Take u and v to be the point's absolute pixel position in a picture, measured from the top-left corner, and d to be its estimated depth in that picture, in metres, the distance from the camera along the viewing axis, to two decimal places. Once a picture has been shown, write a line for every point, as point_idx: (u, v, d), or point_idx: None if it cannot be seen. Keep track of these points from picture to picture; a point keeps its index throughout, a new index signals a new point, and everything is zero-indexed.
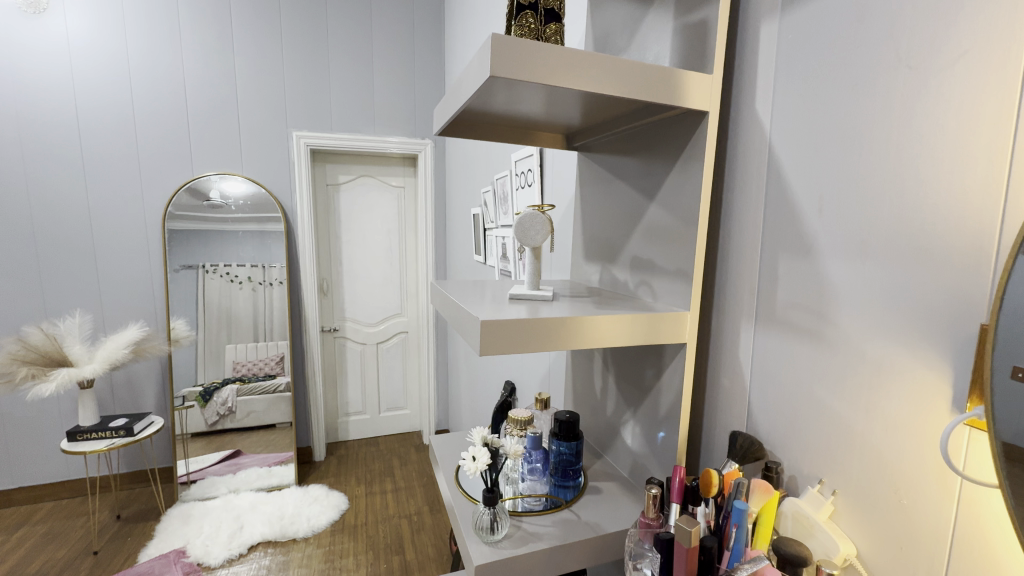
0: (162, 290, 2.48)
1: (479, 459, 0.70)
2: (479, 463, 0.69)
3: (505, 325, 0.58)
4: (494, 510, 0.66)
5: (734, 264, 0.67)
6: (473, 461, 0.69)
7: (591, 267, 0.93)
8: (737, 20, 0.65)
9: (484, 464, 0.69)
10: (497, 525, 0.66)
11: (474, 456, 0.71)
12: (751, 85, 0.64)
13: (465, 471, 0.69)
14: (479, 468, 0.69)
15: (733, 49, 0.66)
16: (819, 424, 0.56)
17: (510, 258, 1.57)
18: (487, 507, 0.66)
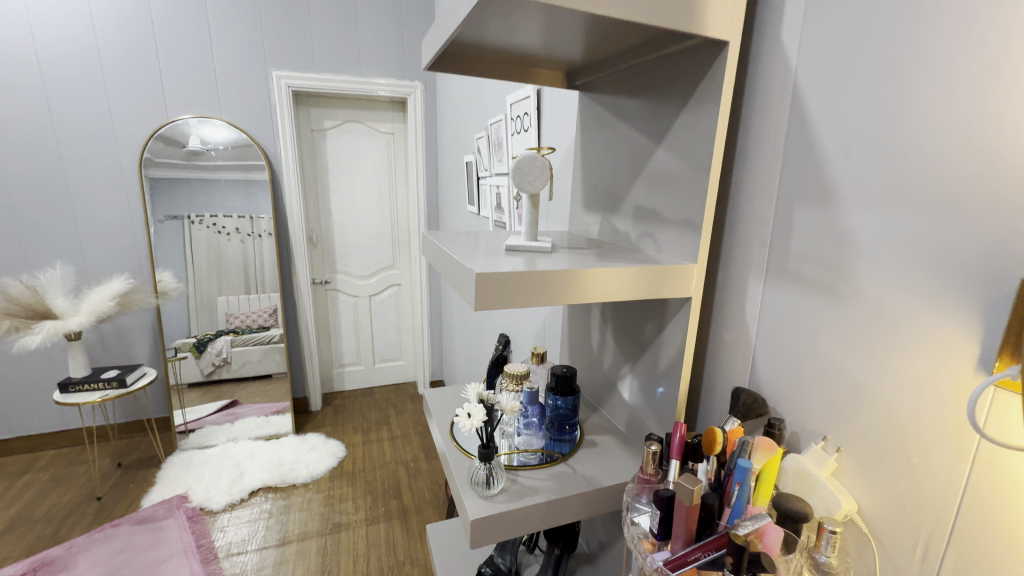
0: (145, 241, 2.40)
1: (475, 416, 0.68)
2: (476, 420, 0.67)
3: (500, 278, 0.55)
4: (490, 466, 0.66)
5: (745, 213, 0.62)
6: (469, 418, 0.67)
7: (591, 217, 0.88)
8: None
9: (480, 421, 0.67)
10: (493, 480, 0.66)
11: (470, 413, 0.69)
12: (776, 12, 0.57)
13: (460, 428, 0.67)
14: (476, 425, 0.67)
15: None
16: (828, 382, 0.54)
17: (505, 208, 1.51)
18: (482, 463, 0.66)
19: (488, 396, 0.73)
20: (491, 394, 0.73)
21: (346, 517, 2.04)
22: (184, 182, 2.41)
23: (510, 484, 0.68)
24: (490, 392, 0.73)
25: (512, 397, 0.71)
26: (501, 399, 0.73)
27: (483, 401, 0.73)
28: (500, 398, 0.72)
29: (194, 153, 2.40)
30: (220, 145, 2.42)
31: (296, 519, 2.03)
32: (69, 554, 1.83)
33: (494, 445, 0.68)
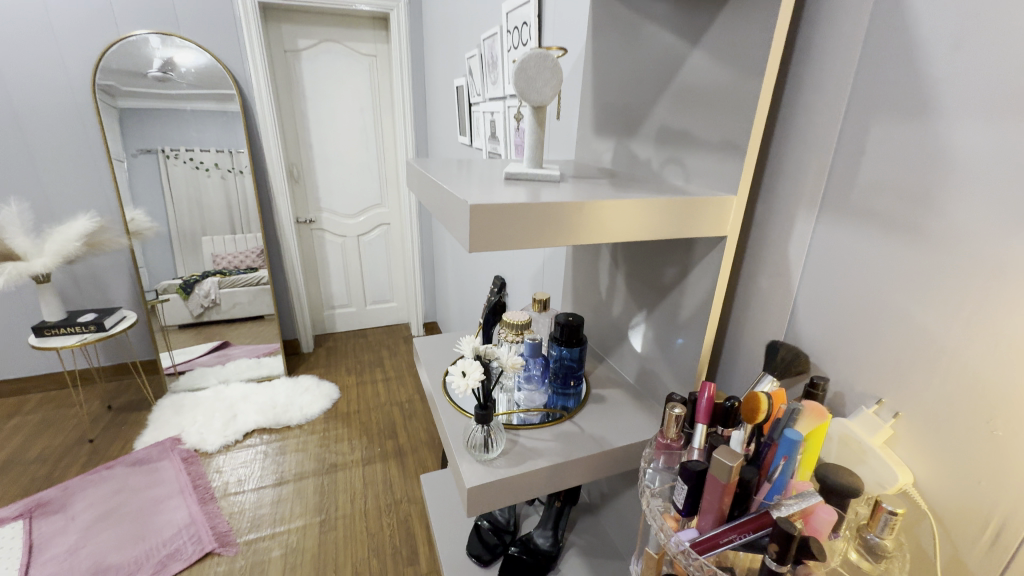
0: (109, 175, 2.22)
1: (471, 374, 0.60)
2: (473, 379, 0.59)
3: (499, 210, 0.44)
4: (488, 427, 0.59)
5: (799, 132, 0.51)
6: (465, 377, 0.59)
7: (603, 143, 0.76)
8: None
9: (478, 380, 0.59)
10: (492, 444, 0.59)
11: (465, 371, 0.60)
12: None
13: (455, 390, 0.58)
14: (472, 385, 0.59)
15: None
16: (892, 338, 0.45)
17: (501, 138, 1.36)
18: (479, 424, 0.59)
19: (484, 351, 0.65)
20: (488, 349, 0.65)
21: (342, 458, 2.04)
22: (150, 112, 2.22)
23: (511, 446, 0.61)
24: (487, 347, 0.65)
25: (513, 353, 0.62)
26: (500, 354, 0.64)
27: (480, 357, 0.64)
28: (500, 354, 0.64)
29: (160, 79, 2.19)
30: (187, 71, 2.20)
31: (292, 459, 2.03)
32: (65, 495, 1.83)
33: (492, 405, 0.60)
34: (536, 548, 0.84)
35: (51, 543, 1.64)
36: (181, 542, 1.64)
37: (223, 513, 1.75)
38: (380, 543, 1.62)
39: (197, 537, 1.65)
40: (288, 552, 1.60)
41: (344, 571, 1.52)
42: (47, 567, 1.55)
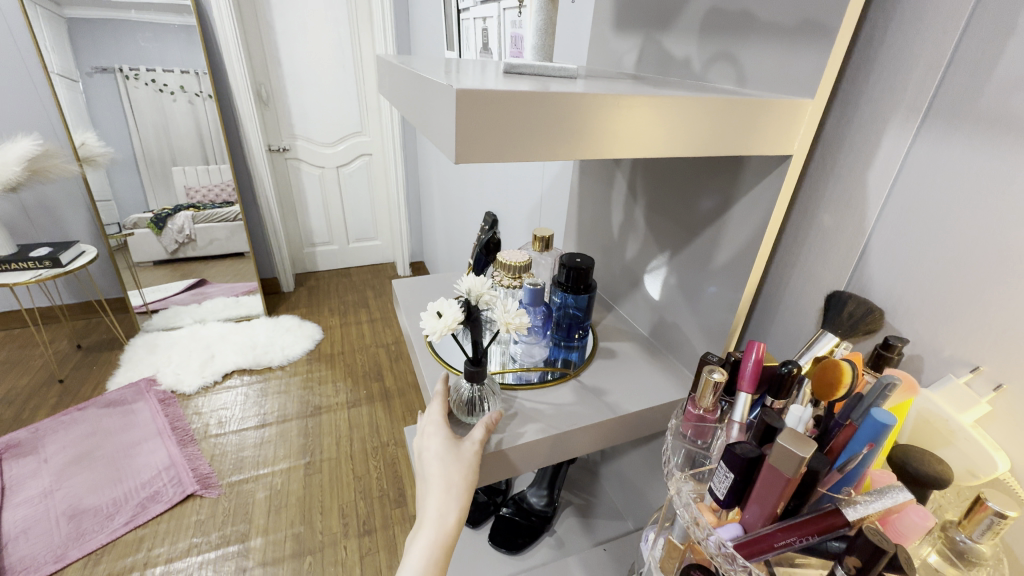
0: (48, 91, 1.96)
1: (447, 317, 0.48)
2: (449, 323, 0.47)
3: (497, 100, 0.31)
4: (479, 387, 0.49)
5: (910, 9, 0.37)
6: (441, 320, 0.47)
7: (627, 41, 0.61)
8: None
9: (456, 324, 0.47)
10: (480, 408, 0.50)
11: (441, 312, 0.49)
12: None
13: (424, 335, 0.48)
14: (448, 332, 0.48)
15: None
16: (1010, 289, 0.34)
17: (495, 49, 1.18)
18: (469, 383, 0.49)
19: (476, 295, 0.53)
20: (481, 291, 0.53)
21: (326, 400, 1.98)
22: (94, 22, 1.94)
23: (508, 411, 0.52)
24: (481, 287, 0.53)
25: (514, 311, 0.50)
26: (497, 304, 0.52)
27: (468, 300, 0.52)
28: (495, 308, 0.52)
29: None
30: None
31: (275, 401, 1.97)
32: (36, 437, 1.75)
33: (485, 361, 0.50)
34: (530, 508, 0.79)
35: (23, 486, 1.58)
36: (161, 484, 1.60)
37: (204, 455, 1.70)
38: (367, 485, 1.60)
39: (178, 479, 1.61)
40: (273, 494, 1.56)
41: (331, 513, 1.50)
42: (20, 511, 1.50)
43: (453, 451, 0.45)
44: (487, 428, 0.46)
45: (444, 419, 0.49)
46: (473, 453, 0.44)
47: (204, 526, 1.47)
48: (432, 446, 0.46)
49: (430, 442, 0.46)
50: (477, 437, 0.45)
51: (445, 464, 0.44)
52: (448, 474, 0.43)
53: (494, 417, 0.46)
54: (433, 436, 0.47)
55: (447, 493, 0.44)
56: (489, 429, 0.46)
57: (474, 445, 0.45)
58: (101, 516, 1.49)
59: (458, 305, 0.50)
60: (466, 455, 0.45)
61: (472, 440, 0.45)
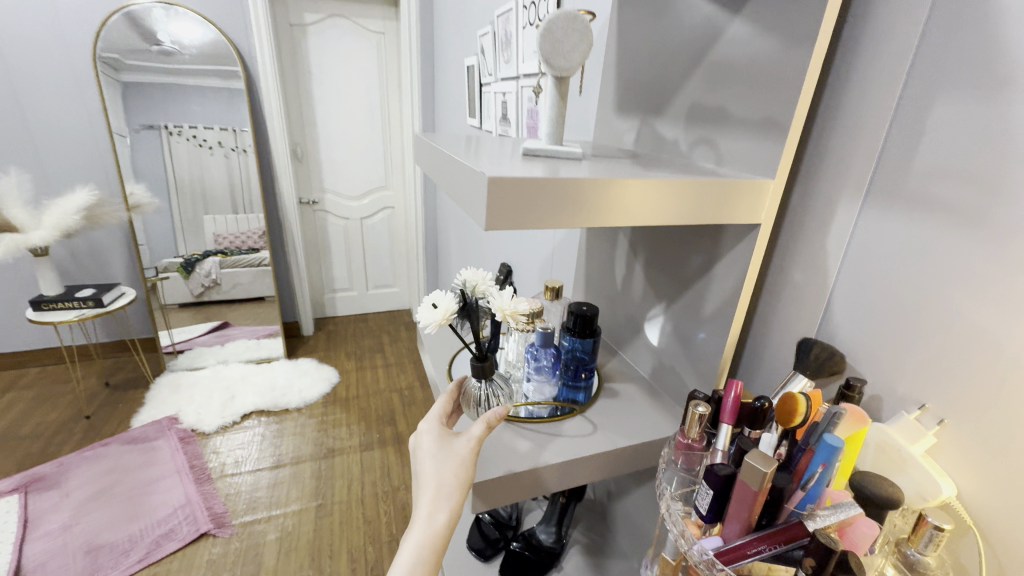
0: (109, 148, 2.17)
1: (441, 307, 0.58)
2: (445, 314, 0.57)
3: (521, 185, 0.41)
4: (489, 385, 0.62)
5: (848, 113, 0.47)
6: (436, 312, 0.57)
7: (626, 123, 0.72)
8: None
9: (452, 315, 0.58)
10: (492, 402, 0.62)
11: (436, 304, 0.59)
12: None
13: (419, 326, 0.57)
14: (444, 322, 0.58)
15: None
16: (943, 341, 0.41)
17: (513, 120, 1.32)
18: (478, 380, 0.62)
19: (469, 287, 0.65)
20: (474, 283, 0.65)
21: (340, 443, 2.02)
22: (153, 86, 2.17)
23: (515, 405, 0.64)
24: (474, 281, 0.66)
25: (510, 298, 0.61)
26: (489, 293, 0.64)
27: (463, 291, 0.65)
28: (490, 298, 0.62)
29: (163, 52, 2.13)
30: (192, 45, 2.15)
31: (290, 443, 2.01)
32: (61, 471, 1.81)
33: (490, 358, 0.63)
34: (539, 544, 0.83)
35: (44, 520, 1.62)
36: (177, 522, 1.63)
37: (219, 494, 1.74)
38: (377, 530, 1.61)
39: (193, 518, 1.64)
40: (283, 536, 1.58)
41: (340, 557, 1.51)
42: (40, 544, 1.54)
43: (447, 448, 0.49)
44: (489, 424, 0.50)
45: (438, 421, 0.54)
46: (467, 449, 0.49)
47: (215, 565, 1.48)
48: (427, 443, 0.50)
49: (424, 441, 0.51)
50: (477, 433, 0.50)
51: (439, 461, 0.49)
52: (442, 472, 0.47)
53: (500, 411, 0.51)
54: (426, 435, 0.51)
55: (438, 493, 0.46)
56: (489, 425, 0.50)
57: (470, 441, 0.49)
58: (117, 552, 1.52)
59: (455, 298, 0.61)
60: (460, 451, 0.49)
61: (470, 436, 0.50)
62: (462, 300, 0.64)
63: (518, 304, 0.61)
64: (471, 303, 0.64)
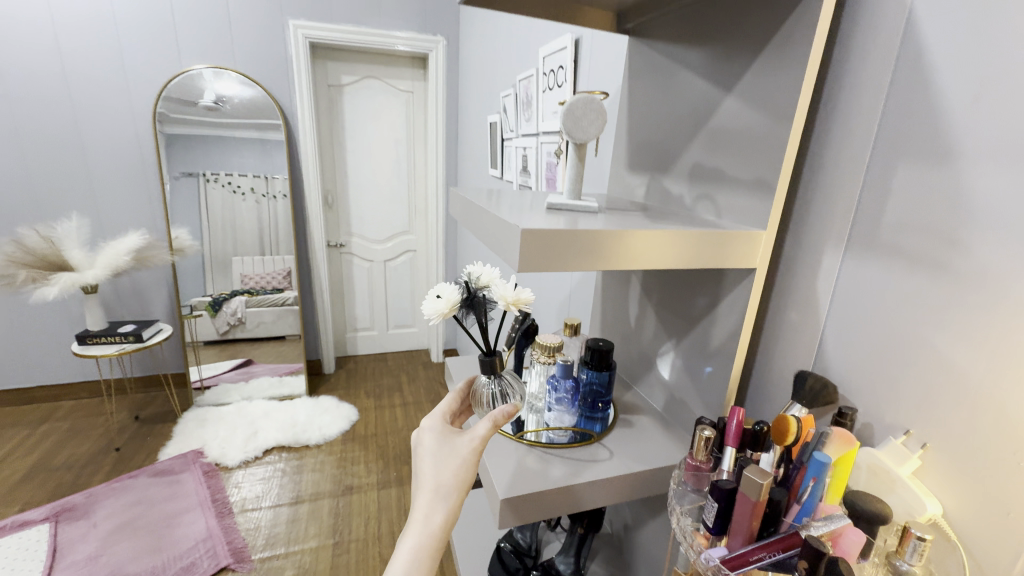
0: (159, 195, 2.35)
1: (444, 299, 0.64)
2: (447, 304, 0.63)
3: (549, 236, 0.48)
4: (498, 380, 0.68)
5: (828, 174, 0.54)
6: (438, 303, 0.63)
7: (637, 178, 0.80)
8: None
9: (453, 306, 0.63)
10: (502, 399, 0.67)
11: (440, 296, 0.64)
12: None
13: (425, 316, 0.63)
14: (447, 312, 0.63)
15: None
16: (920, 373, 0.47)
17: (533, 171, 1.43)
18: (489, 377, 0.67)
19: (474, 281, 0.69)
20: (480, 276, 0.69)
21: (358, 480, 2.05)
22: (198, 137, 2.34)
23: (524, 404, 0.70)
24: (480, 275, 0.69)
25: (512, 287, 0.63)
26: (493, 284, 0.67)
27: (468, 284, 0.68)
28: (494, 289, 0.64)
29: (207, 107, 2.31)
30: (235, 100, 2.34)
31: (309, 479, 2.04)
32: (90, 501, 1.87)
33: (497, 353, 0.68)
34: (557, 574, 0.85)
35: (72, 549, 1.66)
36: (198, 555, 1.65)
37: (240, 529, 1.77)
38: None
39: (214, 552, 1.66)
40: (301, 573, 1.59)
41: None
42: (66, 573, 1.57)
43: (450, 446, 0.54)
44: (496, 421, 0.54)
45: (441, 420, 0.58)
46: (468, 450, 0.54)
47: None
48: (428, 442, 0.55)
49: (427, 438, 0.56)
50: (481, 432, 0.54)
51: (442, 459, 0.53)
52: (441, 473, 0.52)
53: (509, 405, 0.54)
54: (427, 434, 0.56)
55: (435, 495, 0.51)
56: (495, 424, 0.54)
57: (472, 441, 0.54)
58: None
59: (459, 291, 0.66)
60: (464, 450, 0.54)
61: (474, 435, 0.55)
62: (467, 293, 0.68)
63: (521, 293, 0.63)
64: (475, 296, 0.68)
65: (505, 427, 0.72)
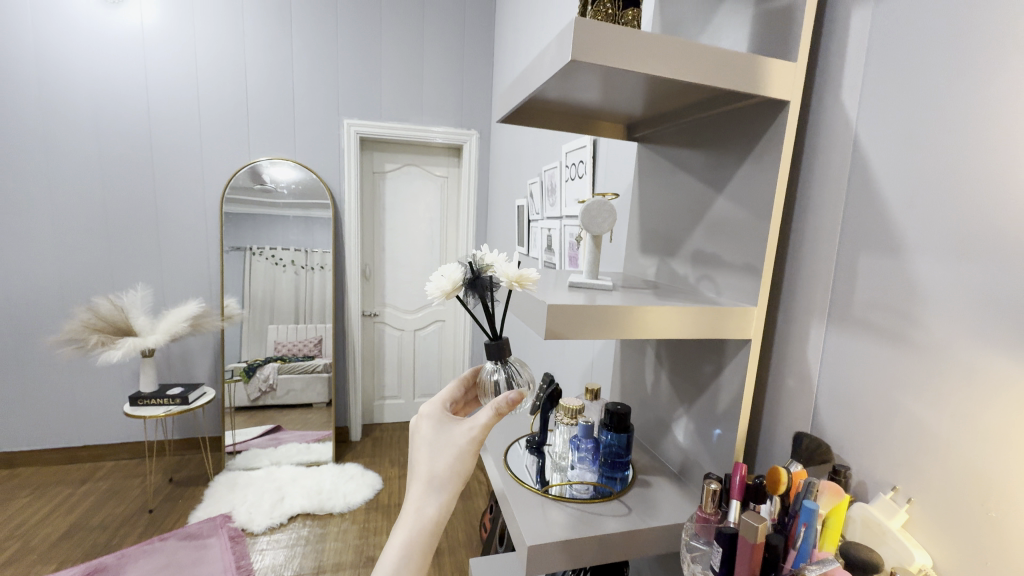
0: (217, 268, 2.60)
1: (448, 277, 0.66)
2: (450, 282, 0.66)
3: (571, 309, 0.58)
4: (505, 366, 0.72)
5: (807, 260, 0.64)
6: (442, 280, 0.66)
7: (648, 259, 0.92)
8: (821, 24, 0.62)
9: (455, 285, 0.66)
10: (507, 385, 0.71)
11: (444, 274, 0.67)
12: (838, 59, 0.60)
13: (427, 293, 0.67)
14: (448, 291, 0.66)
15: (817, 52, 0.63)
16: (898, 431, 0.53)
17: (557, 250, 1.57)
18: (495, 362, 0.71)
19: (478, 261, 0.71)
20: (484, 258, 0.71)
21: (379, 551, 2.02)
22: (255, 216, 2.61)
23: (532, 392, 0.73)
24: (485, 256, 0.71)
25: (515, 265, 0.65)
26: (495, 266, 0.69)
27: (472, 265, 0.71)
28: (498, 268, 0.67)
29: (264, 189, 2.60)
30: (290, 184, 2.63)
31: (331, 548, 2.03)
32: (120, 562, 1.89)
33: (504, 339, 0.72)
34: None
35: None
36: None
37: None
38: None
39: None
40: None
41: None
42: None
43: (448, 435, 0.61)
44: (501, 407, 0.58)
45: (440, 409, 0.65)
46: (466, 440, 0.60)
47: None
48: (426, 432, 0.61)
49: (425, 426, 0.62)
50: (481, 420, 0.60)
51: (439, 448, 0.60)
52: (435, 464, 0.59)
53: (514, 392, 0.58)
54: (426, 422, 0.62)
55: (428, 486, 0.58)
56: (500, 410, 0.59)
57: (472, 430, 0.60)
58: None
59: (462, 271, 0.68)
60: (461, 440, 0.60)
61: (473, 424, 0.60)
62: (472, 274, 0.70)
63: (524, 271, 0.66)
64: (479, 278, 0.70)
65: (531, 481, 0.78)
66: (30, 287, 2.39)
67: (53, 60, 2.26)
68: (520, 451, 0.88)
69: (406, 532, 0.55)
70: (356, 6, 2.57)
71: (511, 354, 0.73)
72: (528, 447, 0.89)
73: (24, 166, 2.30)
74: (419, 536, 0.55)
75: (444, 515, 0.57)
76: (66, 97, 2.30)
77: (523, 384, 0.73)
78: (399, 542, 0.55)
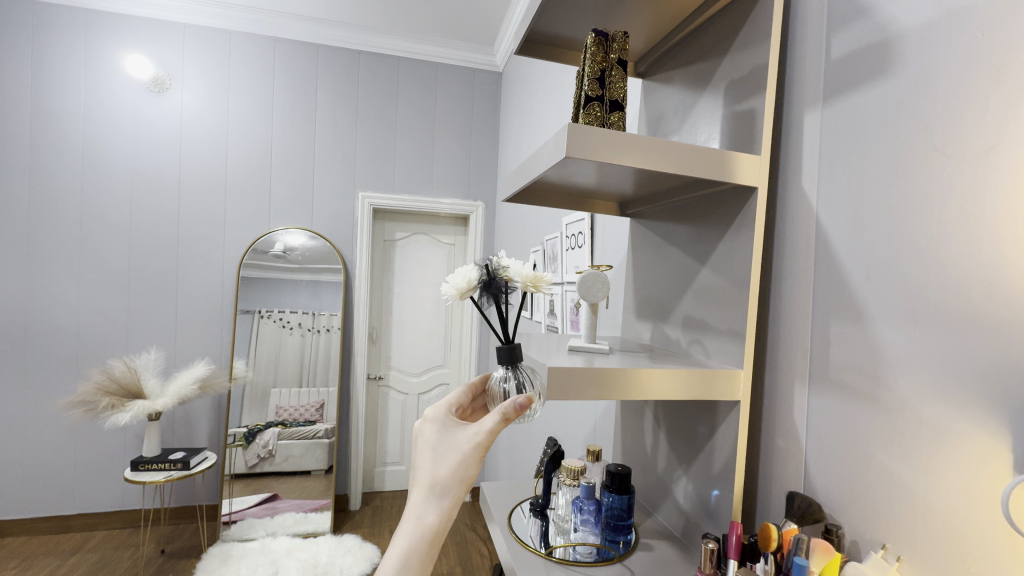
0: (229, 331, 2.67)
1: (463, 278, 0.70)
2: (464, 283, 0.69)
3: (571, 372, 0.64)
4: (515, 370, 0.69)
5: (786, 326, 0.70)
6: (455, 283, 0.70)
7: (643, 324, 0.97)
8: (781, 121, 0.73)
9: (469, 285, 0.69)
10: (517, 393, 0.68)
11: (459, 276, 0.70)
12: (796, 153, 0.70)
13: (443, 292, 0.70)
14: (462, 291, 0.70)
15: (779, 145, 0.73)
16: (880, 486, 0.56)
17: (558, 315, 1.63)
18: (506, 367, 0.69)
19: (495, 263, 0.72)
20: (501, 262, 0.73)
21: None
22: (268, 281, 2.70)
23: (543, 402, 0.66)
24: (502, 260, 0.73)
25: (531, 267, 0.71)
26: (511, 269, 0.72)
27: (489, 267, 0.72)
28: (513, 269, 0.72)
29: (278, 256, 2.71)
30: (304, 251, 2.76)
31: None
32: None
33: (516, 344, 0.70)
34: None
35: None
36: None
37: None
38: None
39: None
40: None
41: None
42: None
43: (452, 439, 0.63)
44: (506, 412, 0.60)
45: (446, 411, 0.67)
46: (469, 446, 0.61)
47: None
48: (430, 435, 0.63)
49: (430, 429, 0.64)
50: (487, 426, 0.62)
51: (442, 453, 0.62)
52: (437, 471, 0.60)
53: (521, 396, 0.59)
54: (430, 424, 0.64)
55: (429, 494, 0.59)
56: (506, 415, 0.60)
57: (476, 436, 0.61)
58: None
59: (478, 272, 0.71)
60: (464, 445, 0.62)
61: (479, 430, 0.62)
62: (489, 276, 0.72)
63: (541, 274, 0.72)
64: (495, 280, 0.71)
65: (535, 544, 0.79)
66: (47, 351, 2.45)
67: (99, 141, 2.48)
68: (523, 515, 0.89)
69: (406, 539, 0.56)
70: (374, 91, 2.83)
71: (523, 361, 0.70)
72: (532, 511, 0.90)
73: (56, 232, 2.44)
74: (419, 543, 0.56)
75: (444, 523, 0.58)
76: (105, 171, 2.49)
77: (536, 392, 0.67)
78: (399, 550, 0.56)
